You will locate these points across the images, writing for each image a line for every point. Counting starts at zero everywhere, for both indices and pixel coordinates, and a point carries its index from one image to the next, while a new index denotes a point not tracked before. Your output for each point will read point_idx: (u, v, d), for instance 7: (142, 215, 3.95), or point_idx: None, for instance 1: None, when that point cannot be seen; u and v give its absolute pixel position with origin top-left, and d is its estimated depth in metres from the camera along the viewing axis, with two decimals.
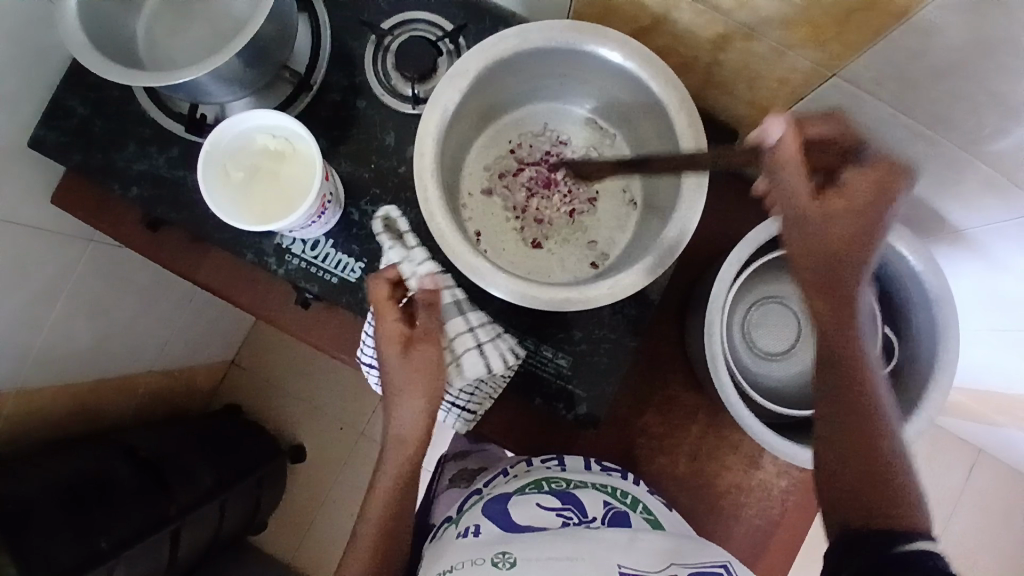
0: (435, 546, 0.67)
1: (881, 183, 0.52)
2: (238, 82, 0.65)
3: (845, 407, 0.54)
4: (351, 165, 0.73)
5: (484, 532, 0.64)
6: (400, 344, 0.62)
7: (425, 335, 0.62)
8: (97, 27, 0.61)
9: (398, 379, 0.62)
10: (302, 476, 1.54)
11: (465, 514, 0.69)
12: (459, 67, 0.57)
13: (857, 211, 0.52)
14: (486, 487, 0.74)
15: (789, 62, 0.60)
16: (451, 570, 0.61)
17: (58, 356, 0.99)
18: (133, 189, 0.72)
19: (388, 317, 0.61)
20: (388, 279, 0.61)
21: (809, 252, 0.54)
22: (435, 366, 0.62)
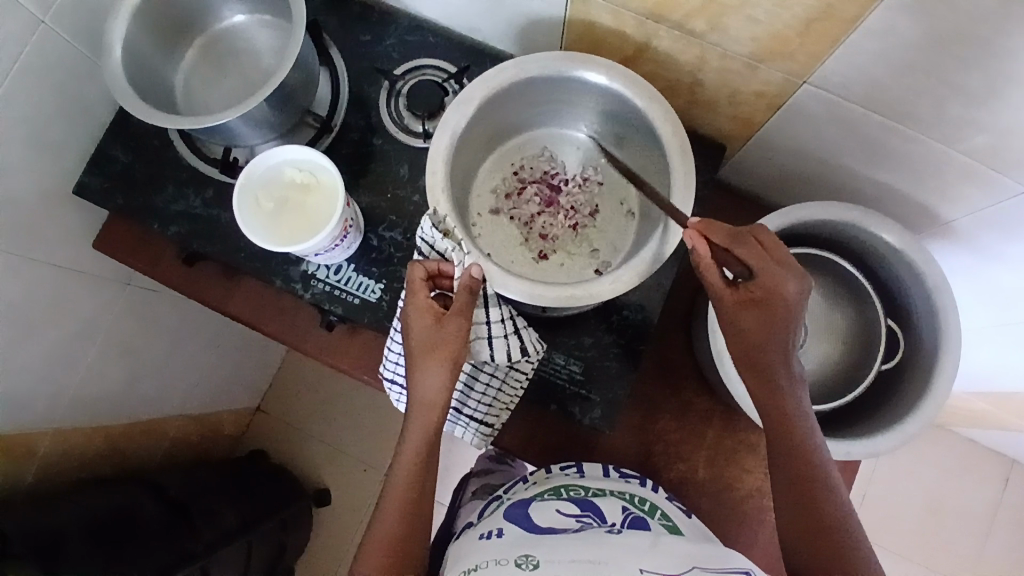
0: (460, 546, 0.70)
1: (777, 280, 0.58)
2: (268, 125, 0.73)
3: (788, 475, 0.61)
4: (369, 196, 0.80)
5: (506, 533, 0.67)
6: (430, 323, 0.61)
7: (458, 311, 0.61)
8: (138, 81, 0.69)
9: (423, 358, 0.61)
10: (327, 518, 1.54)
11: (488, 519, 0.72)
12: (465, 95, 0.64)
13: (763, 309, 0.59)
14: (507, 494, 0.77)
15: (761, 77, 0.67)
16: (476, 569, 0.62)
17: (93, 395, 1.03)
18: (172, 227, 0.79)
19: (422, 298, 0.61)
20: (425, 265, 0.62)
21: (735, 341, 0.62)
22: (464, 346, 0.61)
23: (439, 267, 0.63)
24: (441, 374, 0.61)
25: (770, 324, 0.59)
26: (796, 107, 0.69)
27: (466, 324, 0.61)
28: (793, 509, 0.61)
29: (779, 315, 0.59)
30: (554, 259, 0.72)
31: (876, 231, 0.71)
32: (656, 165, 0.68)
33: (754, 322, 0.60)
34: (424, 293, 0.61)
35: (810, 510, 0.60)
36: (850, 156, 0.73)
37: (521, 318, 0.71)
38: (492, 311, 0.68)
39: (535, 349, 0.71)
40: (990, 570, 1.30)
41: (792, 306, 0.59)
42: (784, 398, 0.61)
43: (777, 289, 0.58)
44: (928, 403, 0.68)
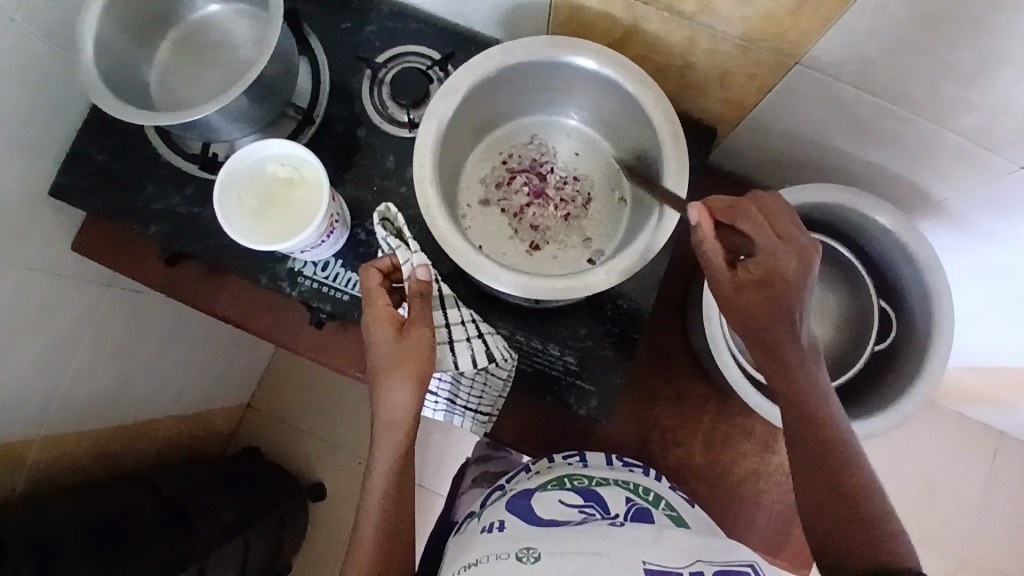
0: (462, 538, 0.69)
1: (779, 256, 0.57)
2: (248, 118, 0.70)
3: (806, 445, 0.59)
4: (356, 189, 0.78)
5: (508, 526, 0.66)
6: (391, 335, 0.61)
7: (417, 321, 0.61)
8: (112, 77, 0.66)
9: (387, 372, 0.61)
10: (324, 513, 1.54)
11: (489, 510, 0.71)
12: (451, 83, 0.62)
13: (767, 285, 0.58)
14: (509, 484, 0.77)
15: (752, 58, 0.65)
16: (475, 563, 0.61)
17: (81, 399, 1.01)
18: (152, 227, 0.77)
19: (379, 309, 0.61)
20: (378, 268, 0.63)
21: (742, 322, 0.60)
22: (430, 357, 0.61)
23: (391, 263, 0.64)
24: (407, 387, 0.61)
25: (777, 301, 0.57)
26: (788, 88, 0.68)
27: (428, 334, 0.61)
28: (812, 483, 0.58)
29: (784, 293, 0.57)
30: (546, 250, 0.71)
31: (870, 213, 0.71)
32: (647, 150, 0.67)
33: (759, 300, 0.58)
34: (382, 301, 0.62)
35: (829, 483, 0.57)
36: (842, 137, 0.73)
37: (487, 323, 0.72)
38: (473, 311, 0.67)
39: (502, 355, 0.71)
40: (979, 539, 1.33)
41: (801, 282, 0.58)
42: (800, 374, 0.59)
43: (779, 267, 0.57)
44: (922, 382, 0.69)
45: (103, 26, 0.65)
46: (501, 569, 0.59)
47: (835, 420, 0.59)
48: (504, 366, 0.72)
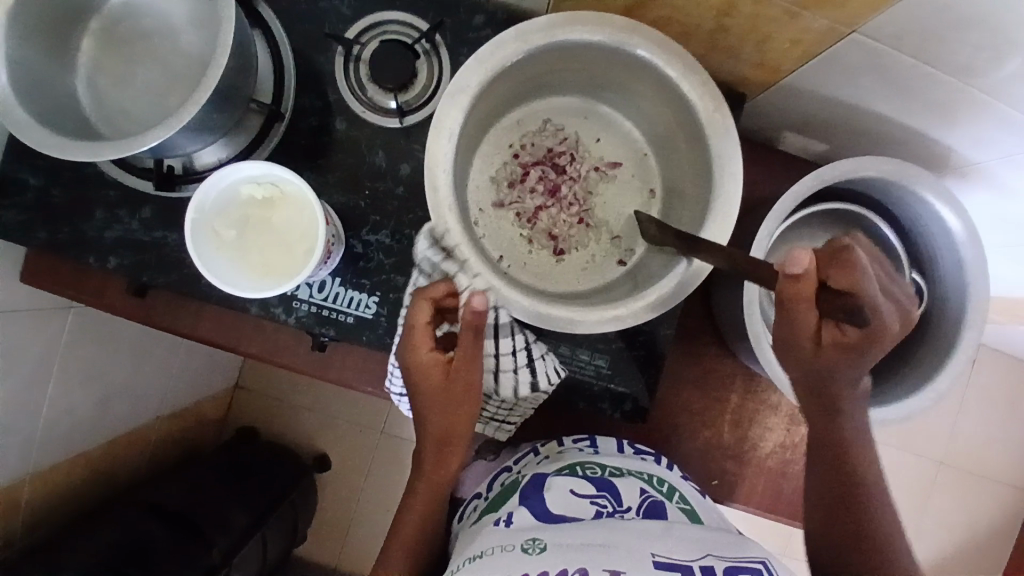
0: (472, 529, 0.67)
1: (886, 320, 0.51)
2: (208, 128, 0.59)
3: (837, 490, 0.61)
4: (344, 194, 0.68)
5: (515, 521, 0.63)
6: (438, 375, 0.57)
7: (464, 359, 0.55)
8: (39, 100, 0.55)
9: (437, 405, 0.58)
10: (332, 486, 1.52)
11: (501, 502, 0.68)
12: (457, 84, 0.52)
13: (855, 349, 0.53)
14: (517, 466, 0.74)
15: (800, 25, 0.56)
16: (480, 555, 0.58)
17: (63, 432, 0.93)
18: (112, 259, 0.66)
19: (424, 351, 0.56)
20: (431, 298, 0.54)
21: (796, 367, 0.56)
22: (478, 393, 0.57)
23: (447, 290, 0.54)
24: (459, 420, 0.59)
25: (852, 361, 0.54)
26: (836, 54, 0.59)
27: (477, 373, 0.56)
28: (825, 506, 0.62)
29: (864, 359, 0.54)
30: (573, 256, 0.64)
31: (913, 185, 0.66)
32: (685, 139, 0.58)
33: (836, 361, 0.54)
34: (427, 340, 0.56)
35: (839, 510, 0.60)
36: (884, 102, 0.65)
37: (538, 345, 0.63)
38: (504, 342, 0.59)
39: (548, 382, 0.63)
40: (958, 445, 1.42)
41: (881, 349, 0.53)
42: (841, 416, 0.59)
43: (880, 331, 0.51)
44: (957, 359, 0.67)
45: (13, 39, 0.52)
46: (505, 561, 0.56)
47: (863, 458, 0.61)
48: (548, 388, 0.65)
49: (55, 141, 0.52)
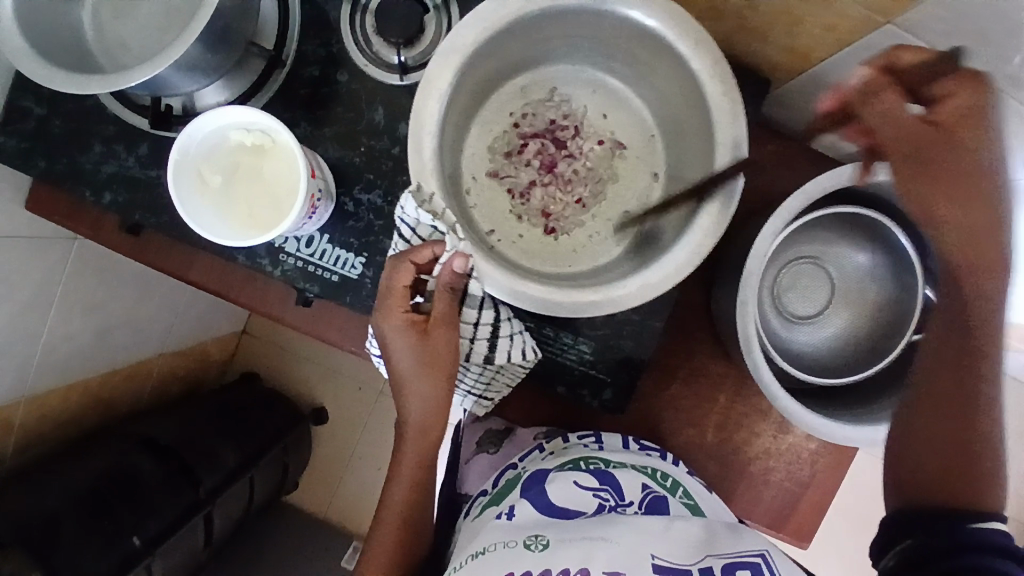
0: (473, 524, 0.66)
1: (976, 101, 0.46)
2: (203, 68, 0.58)
3: (948, 407, 0.49)
4: (339, 150, 0.66)
5: (518, 515, 0.63)
6: (414, 338, 0.55)
7: (442, 322, 0.56)
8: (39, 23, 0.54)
9: (417, 376, 0.57)
10: (326, 438, 1.55)
11: (504, 494, 0.68)
12: (452, 43, 0.49)
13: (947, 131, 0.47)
14: (521, 462, 0.73)
15: (832, 10, 0.51)
16: (483, 552, 0.58)
17: (58, 360, 0.96)
18: (106, 195, 0.66)
19: (399, 313, 0.55)
20: (411, 262, 0.53)
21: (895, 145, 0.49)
22: (455, 358, 0.57)
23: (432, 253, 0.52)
24: (439, 392, 0.58)
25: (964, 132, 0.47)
26: (870, 46, 0.54)
27: (455, 333, 0.56)
28: (933, 411, 0.49)
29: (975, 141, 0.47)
30: (566, 235, 0.62)
31: None
32: (694, 123, 0.55)
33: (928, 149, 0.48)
34: (403, 303, 0.55)
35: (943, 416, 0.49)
36: None
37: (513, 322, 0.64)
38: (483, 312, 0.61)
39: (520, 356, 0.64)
40: None
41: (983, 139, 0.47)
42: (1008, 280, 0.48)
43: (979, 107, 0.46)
44: None
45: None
46: (507, 560, 0.56)
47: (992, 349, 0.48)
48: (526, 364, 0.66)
49: (45, 69, 0.51)
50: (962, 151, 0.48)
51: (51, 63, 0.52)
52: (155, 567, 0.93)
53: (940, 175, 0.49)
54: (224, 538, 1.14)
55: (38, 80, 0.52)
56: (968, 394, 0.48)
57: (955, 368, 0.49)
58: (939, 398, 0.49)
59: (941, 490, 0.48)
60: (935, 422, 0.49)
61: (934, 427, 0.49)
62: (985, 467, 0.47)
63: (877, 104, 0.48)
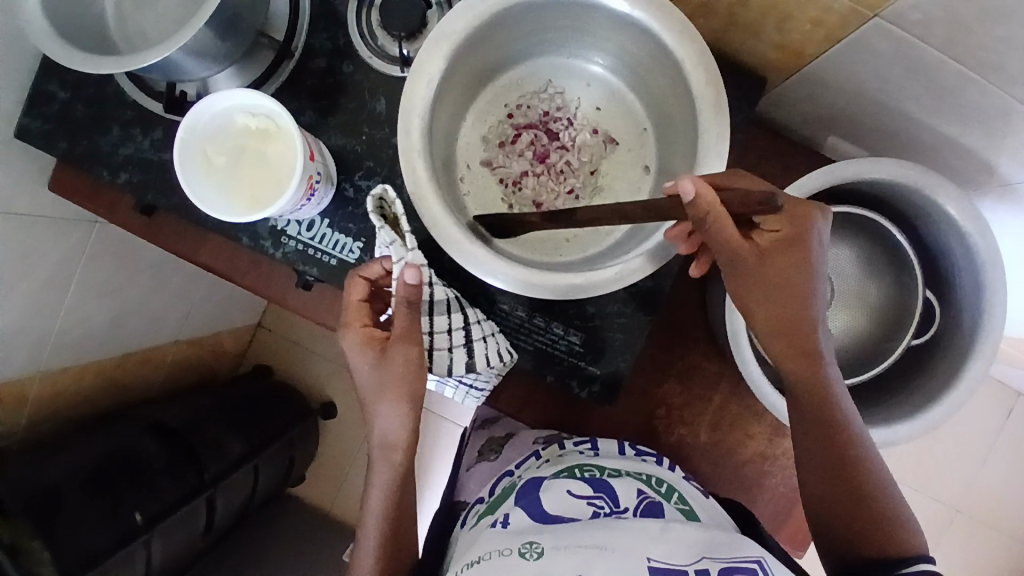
0: (470, 533, 0.65)
1: (801, 213, 0.53)
2: (213, 55, 0.61)
3: (831, 472, 0.58)
4: (341, 138, 0.69)
5: (512, 522, 0.61)
6: (374, 350, 0.58)
7: (401, 337, 0.56)
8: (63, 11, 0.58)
9: (379, 391, 0.57)
10: (333, 432, 1.58)
11: (500, 504, 0.66)
12: (443, 28, 0.51)
13: (788, 243, 0.53)
14: (519, 469, 0.73)
15: (821, 4, 0.51)
16: (479, 561, 0.56)
17: (73, 339, 1.00)
18: (122, 175, 0.70)
19: (358, 326, 0.58)
20: (365, 278, 0.59)
21: (750, 265, 0.53)
22: (419, 374, 0.56)
23: (378, 270, 0.59)
24: (401, 408, 0.57)
25: (795, 241, 0.53)
26: (860, 42, 0.54)
27: (415, 349, 0.56)
28: (825, 477, 0.58)
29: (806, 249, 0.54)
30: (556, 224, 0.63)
31: (933, 196, 0.61)
32: (682, 113, 0.56)
33: (779, 261, 0.54)
34: (362, 316, 0.59)
35: (838, 480, 0.57)
36: (915, 105, 0.59)
37: (482, 326, 0.65)
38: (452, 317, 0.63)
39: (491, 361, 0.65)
40: (976, 491, 1.35)
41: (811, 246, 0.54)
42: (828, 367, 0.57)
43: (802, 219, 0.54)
44: (960, 390, 0.62)
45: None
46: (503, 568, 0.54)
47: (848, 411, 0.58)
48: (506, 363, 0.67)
49: (65, 50, 0.55)
50: (796, 263, 0.54)
51: (71, 46, 0.56)
52: (155, 544, 0.95)
53: (788, 275, 0.54)
54: (225, 526, 1.15)
55: (59, 61, 0.56)
56: (849, 463, 0.57)
57: (825, 439, 0.57)
58: (833, 467, 0.57)
59: (851, 537, 0.57)
60: (835, 490, 0.58)
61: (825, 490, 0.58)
62: (876, 507, 0.56)
63: (712, 229, 0.49)
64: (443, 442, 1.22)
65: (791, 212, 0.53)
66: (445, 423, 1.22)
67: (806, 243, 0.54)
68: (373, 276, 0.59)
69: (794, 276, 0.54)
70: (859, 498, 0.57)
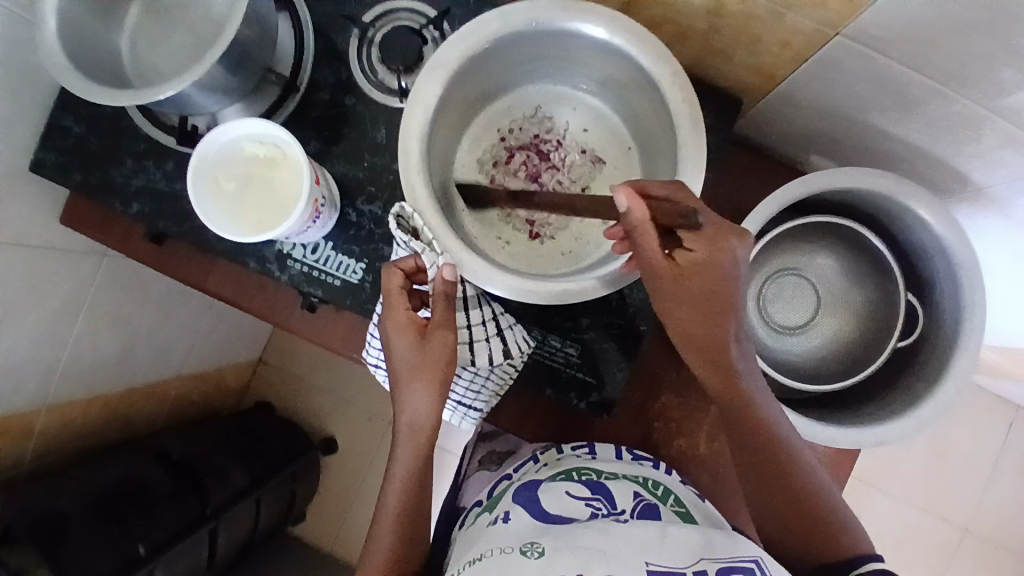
0: (467, 535, 0.66)
1: (714, 234, 0.53)
2: (224, 89, 0.65)
3: (768, 481, 0.61)
4: (345, 165, 0.73)
5: (513, 519, 0.62)
6: (413, 339, 0.56)
7: (440, 321, 0.56)
8: (80, 50, 0.63)
9: (412, 376, 0.57)
10: (334, 466, 1.57)
11: (498, 502, 0.68)
12: (438, 58, 0.56)
13: (703, 264, 0.53)
14: (517, 473, 0.73)
15: (787, 26, 0.56)
16: (480, 557, 0.57)
17: (80, 371, 1.02)
18: (134, 205, 0.74)
19: (401, 312, 0.56)
20: (403, 270, 0.56)
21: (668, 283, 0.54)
22: (452, 360, 0.57)
23: (416, 264, 0.56)
24: (430, 392, 0.57)
25: (707, 263, 0.53)
26: (827, 60, 0.58)
27: (452, 335, 0.57)
28: (761, 484, 0.61)
29: (719, 270, 0.53)
30: (548, 240, 0.67)
31: (906, 202, 0.64)
32: (663, 131, 0.60)
33: (696, 281, 0.54)
34: (405, 305, 0.57)
35: (772, 488, 0.60)
36: (883, 117, 0.63)
37: (507, 318, 0.68)
38: (472, 313, 0.64)
39: (520, 350, 0.67)
40: (982, 509, 1.34)
41: (729, 265, 0.53)
42: (744, 378, 0.58)
43: (715, 240, 0.53)
44: (946, 387, 0.63)
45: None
46: (504, 566, 0.55)
47: (774, 417, 0.60)
48: (515, 362, 0.69)
49: (80, 82, 0.60)
50: (707, 282, 0.54)
51: (87, 79, 0.60)
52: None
53: (703, 295, 0.54)
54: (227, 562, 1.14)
55: (75, 92, 0.60)
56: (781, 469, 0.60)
57: (756, 447, 0.60)
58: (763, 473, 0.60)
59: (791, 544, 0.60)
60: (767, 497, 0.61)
61: (772, 500, 0.61)
62: (814, 511, 0.60)
63: (641, 241, 0.54)
64: (445, 471, 1.22)
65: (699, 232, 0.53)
66: (446, 450, 1.23)
67: (717, 268, 0.53)
68: (411, 268, 0.57)
69: (710, 295, 0.54)
70: (794, 502, 0.60)
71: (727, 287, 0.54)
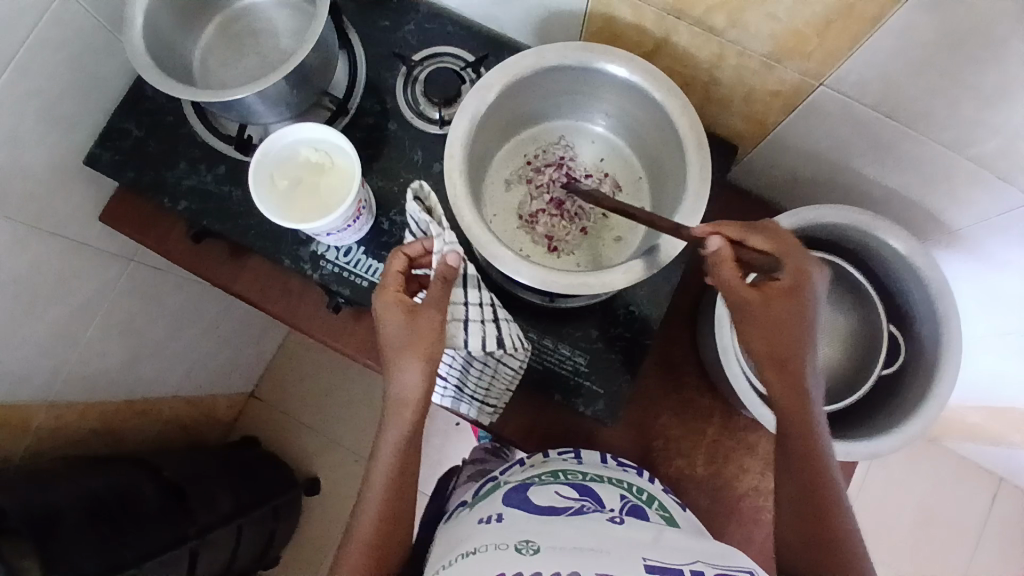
0: (451, 529, 0.66)
1: (797, 267, 0.60)
2: (285, 102, 0.74)
3: (804, 495, 0.61)
4: (383, 180, 0.80)
5: (507, 518, 0.63)
6: (403, 319, 0.61)
7: (429, 304, 0.61)
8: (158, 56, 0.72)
9: (401, 352, 0.61)
10: (317, 507, 1.52)
11: (484, 500, 0.69)
12: (484, 81, 0.65)
13: (786, 295, 0.59)
14: (502, 475, 0.75)
15: (776, 76, 0.67)
16: (475, 551, 0.58)
17: (87, 373, 1.03)
18: (182, 203, 0.80)
19: (391, 293, 0.62)
20: (407, 254, 0.63)
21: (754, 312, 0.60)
22: (440, 338, 0.61)
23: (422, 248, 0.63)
24: (418, 369, 0.61)
25: (790, 295, 0.59)
26: (812, 107, 0.68)
27: (440, 316, 0.61)
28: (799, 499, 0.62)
29: (801, 301, 0.60)
30: (566, 252, 0.74)
31: (885, 236, 0.72)
32: (672, 156, 0.69)
33: (779, 310, 0.60)
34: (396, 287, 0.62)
35: (808, 505, 0.61)
36: (861, 160, 0.73)
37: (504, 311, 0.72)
38: (471, 293, 0.68)
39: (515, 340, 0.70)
40: None
41: (808, 300, 0.60)
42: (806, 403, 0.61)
43: (800, 275, 0.60)
44: (929, 404, 0.69)
45: (153, 10, 0.71)
46: (500, 560, 0.56)
47: (823, 441, 0.61)
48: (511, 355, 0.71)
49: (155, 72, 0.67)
50: (790, 313, 0.59)
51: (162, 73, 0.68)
52: None
53: (783, 324, 0.60)
54: None
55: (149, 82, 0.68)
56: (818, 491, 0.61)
57: (800, 460, 0.61)
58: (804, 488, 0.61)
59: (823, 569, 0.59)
60: (805, 516, 0.61)
61: (806, 523, 0.61)
62: (844, 539, 0.60)
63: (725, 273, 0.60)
64: None
65: (783, 261, 0.60)
66: None
67: (802, 298, 0.59)
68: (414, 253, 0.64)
69: (791, 326, 0.60)
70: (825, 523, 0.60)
71: (806, 317, 0.60)
